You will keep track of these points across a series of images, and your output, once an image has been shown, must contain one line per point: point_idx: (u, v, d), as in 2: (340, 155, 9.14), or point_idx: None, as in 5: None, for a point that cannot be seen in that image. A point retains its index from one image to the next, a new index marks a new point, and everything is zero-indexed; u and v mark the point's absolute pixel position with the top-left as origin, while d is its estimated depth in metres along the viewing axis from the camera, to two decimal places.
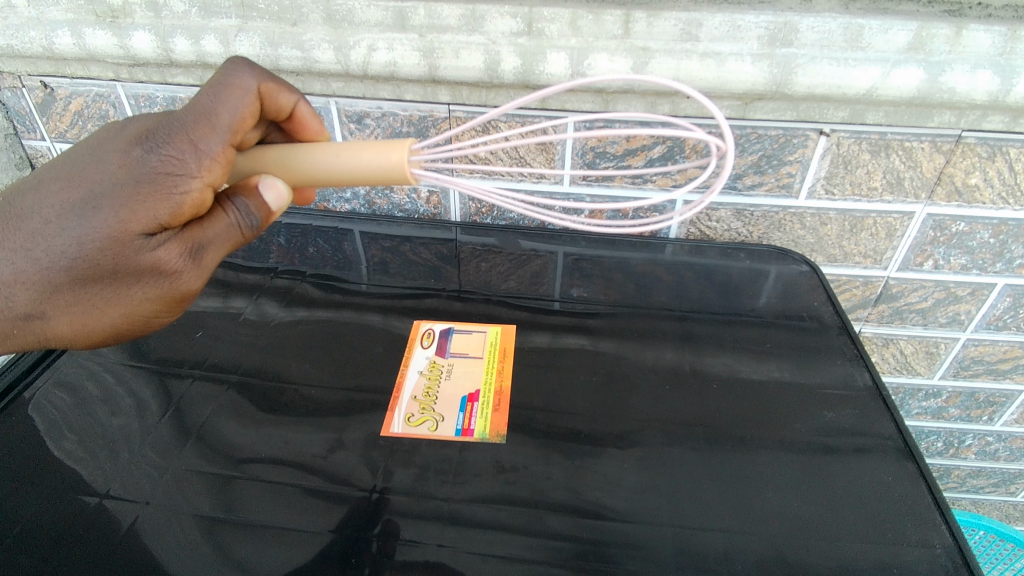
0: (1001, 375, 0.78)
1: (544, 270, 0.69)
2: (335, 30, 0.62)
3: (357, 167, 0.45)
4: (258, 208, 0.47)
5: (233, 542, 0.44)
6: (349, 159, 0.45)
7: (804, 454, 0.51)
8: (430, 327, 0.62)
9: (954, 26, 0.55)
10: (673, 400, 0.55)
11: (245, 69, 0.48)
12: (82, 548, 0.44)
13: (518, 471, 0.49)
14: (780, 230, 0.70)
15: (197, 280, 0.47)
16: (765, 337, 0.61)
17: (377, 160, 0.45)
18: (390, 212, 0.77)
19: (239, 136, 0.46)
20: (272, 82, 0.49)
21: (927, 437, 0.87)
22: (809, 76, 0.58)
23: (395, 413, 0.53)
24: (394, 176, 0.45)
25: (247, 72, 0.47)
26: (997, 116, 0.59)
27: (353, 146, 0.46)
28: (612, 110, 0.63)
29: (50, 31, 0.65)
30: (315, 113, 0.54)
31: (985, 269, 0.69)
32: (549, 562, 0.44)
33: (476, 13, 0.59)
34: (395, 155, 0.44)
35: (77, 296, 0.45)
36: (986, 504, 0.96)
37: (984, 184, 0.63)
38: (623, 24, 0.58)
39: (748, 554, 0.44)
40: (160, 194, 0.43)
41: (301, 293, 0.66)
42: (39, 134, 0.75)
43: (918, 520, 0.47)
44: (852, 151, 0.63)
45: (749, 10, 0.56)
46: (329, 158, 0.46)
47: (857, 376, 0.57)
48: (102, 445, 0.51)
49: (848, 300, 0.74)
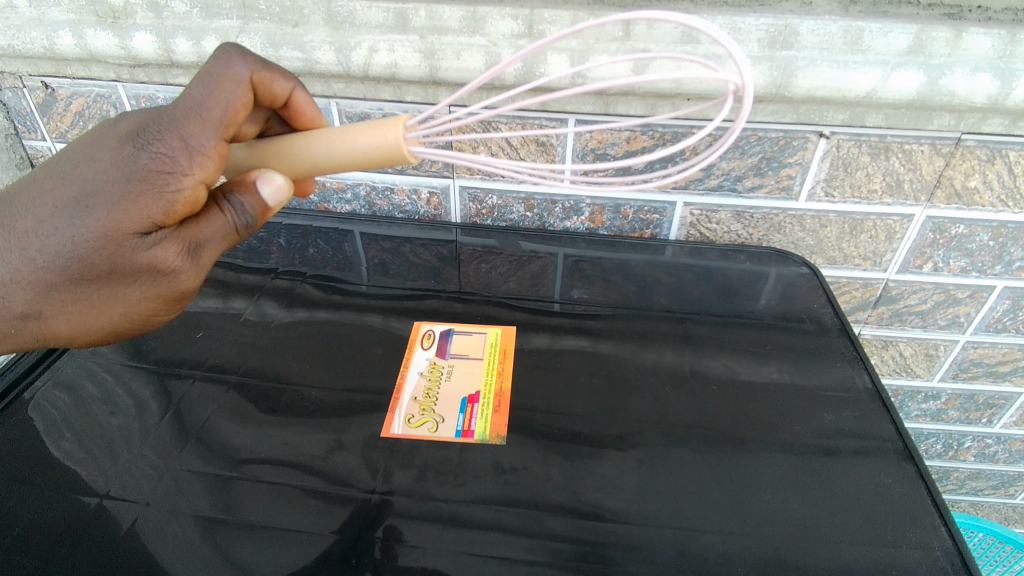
0: (1000, 378, 0.79)
1: (544, 271, 0.69)
2: (336, 31, 0.62)
3: (356, 151, 0.45)
4: (255, 205, 0.47)
5: (233, 543, 0.44)
6: (345, 143, 0.45)
7: (804, 455, 0.51)
8: (431, 328, 0.62)
9: (954, 29, 0.55)
10: (672, 401, 0.55)
11: (236, 58, 0.47)
12: (81, 548, 0.44)
13: (518, 472, 0.49)
14: (780, 232, 0.71)
15: (194, 278, 0.47)
16: (764, 339, 0.61)
17: (372, 140, 0.44)
18: (390, 213, 0.77)
19: (231, 129, 0.46)
20: (265, 69, 0.48)
21: (927, 439, 0.87)
22: (809, 79, 0.58)
23: (395, 413, 0.53)
24: (392, 157, 0.45)
25: (239, 61, 0.47)
26: (997, 119, 0.59)
27: (348, 129, 0.45)
28: (613, 112, 0.63)
29: (51, 31, 0.65)
30: (313, 101, 0.53)
31: (984, 272, 0.69)
32: (549, 563, 0.44)
33: (477, 15, 0.59)
34: (390, 134, 0.44)
35: (72, 295, 0.45)
36: (986, 506, 0.96)
37: (983, 187, 0.63)
38: (623, 26, 0.58)
39: (747, 556, 0.44)
40: (151, 192, 0.43)
41: (301, 293, 0.66)
42: (39, 134, 0.75)
43: (918, 521, 0.47)
44: (852, 153, 0.63)
45: (749, 12, 0.57)
46: (325, 143, 0.46)
47: (857, 378, 0.58)
48: (102, 445, 0.51)
49: (848, 302, 0.74)
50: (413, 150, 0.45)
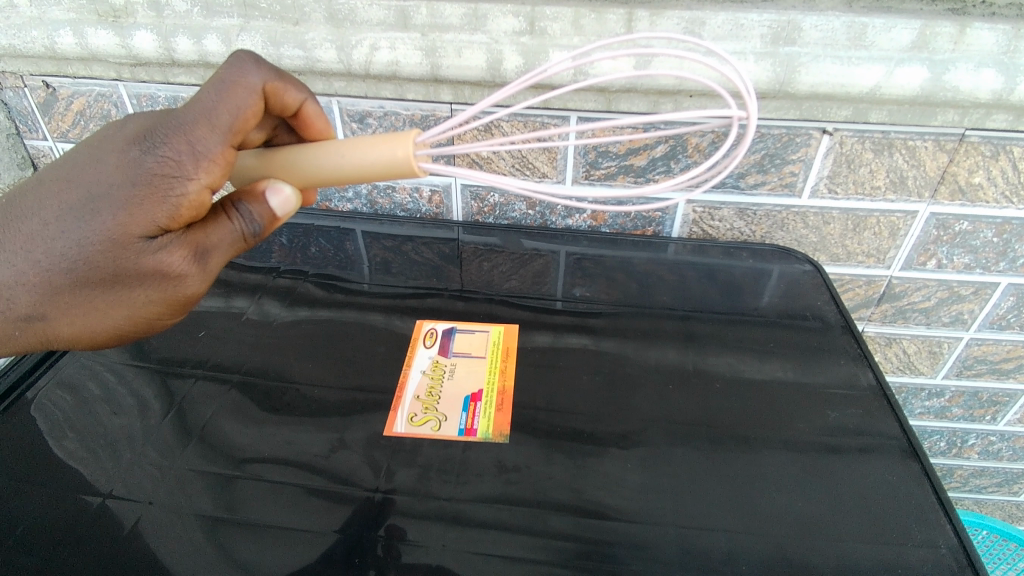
0: (1004, 375, 0.78)
1: (546, 270, 0.69)
2: (337, 29, 0.62)
3: (367, 165, 0.44)
4: (264, 214, 0.47)
5: (236, 542, 0.44)
6: (356, 156, 0.44)
7: (808, 453, 0.51)
8: (433, 327, 0.62)
9: (958, 24, 0.55)
10: (676, 400, 0.55)
11: (250, 66, 0.46)
12: (85, 546, 0.44)
13: (521, 470, 0.49)
14: (783, 229, 0.70)
15: (201, 283, 0.47)
16: (769, 337, 0.61)
17: (381, 155, 0.43)
18: (392, 212, 0.77)
19: (240, 135, 0.45)
20: (279, 79, 0.48)
21: (931, 437, 0.87)
22: (812, 75, 0.57)
23: (397, 413, 0.53)
24: (401, 171, 0.44)
25: (253, 69, 0.46)
26: (1001, 115, 0.58)
27: (360, 141, 0.44)
28: (615, 110, 0.63)
29: (52, 30, 0.65)
30: (322, 112, 0.53)
31: (988, 269, 0.69)
32: (552, 562, 0.43)
33: (478, 12, 0.59)
34: (401, 150, 0.43)
35: (78, 298, 0.45)
36: (989, 504, 0.96)
37: (987, 183, 0.63)
38: (625, 23, 0.58)
39: (751, 554, 0.44)
40: (156, 197, 0.42)
41: (304, 292, 0.66)
42: (41, 134, 0.75)
43: (924, 520, 0.46)
44: (856, 150, 0.63)
45: (752, 8, 0.56)
46: (336, 155, 0.45)
47: (861, 375, 0.57)
48: (106, 446, 0.51)
49: (851, 299, 0.74)
50: (424, 166, 0.44)
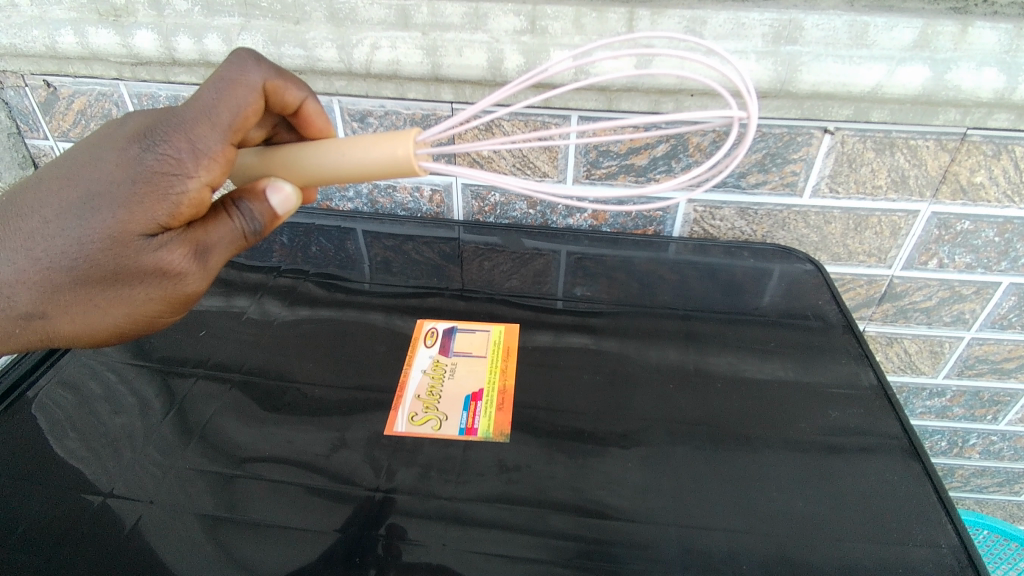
0: (1006, 375, 0.78)
1: (547, 269, 0.69)
2: (338, 28, 0.62)
3: (368, 164, 0.44)
4: (264, 212, 0.47)
5: (237, 541, 0.44)
6: (356, 155, 0.44)
7: (809, 453, 0.50)
8: (434, 327, 0.62)
9: (960, 24, 0.55)
10: (677, 400, 0.54)
11: (250, 64, 0.46)
12: (86, 545, 0.44)
13: (522, 470, 0.49)
14: (785, 229, 0.70)
15: (201, 281, 0.47)
16: (770, 336, 0.61)
17: (381, 154, 0.43)
18: (393, 211, 0.77)
19: (240, 134, 0.45)
20: (279, 78, 0.48)
21: (932, 436, 0.87)
22: (813, 74, 0.57)
23: (398, 412, 0.53)
24: (402, 170, 0.44)
25: (253, 67, 0.46)
26: (1003, 114, 0.58)
27: (360, 140, 0.44)
28: (616, 109, 0.62)
29: (53, 29, 0.65)
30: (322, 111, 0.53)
31: (990, 268, 0.69)
32: (552, 561, 0.43)
33: (479, 11, 0.59)
34: (401, 149, 0.43)
35: (78, 297, 0.45)
36: (990, 503, 0.96)
37: (989, 182, 0.63)
38: (626, 21, 0.58)
39: (751, 554, 0.44)
40: (157, 195, 0.42)
41: (305, 292, 0.66)
42: (42, 133, 0.75)
43: (925, 520, 0.46)
44: (857, 149, 0.63)
45: (753, 7, 0.56)
46: (336, 154, 0.45)
47: (862, 375, 0.57)
48: (107, 445, 0.51)
49: (853, 299, 0.74)
50: (424, 165, 0.44)
